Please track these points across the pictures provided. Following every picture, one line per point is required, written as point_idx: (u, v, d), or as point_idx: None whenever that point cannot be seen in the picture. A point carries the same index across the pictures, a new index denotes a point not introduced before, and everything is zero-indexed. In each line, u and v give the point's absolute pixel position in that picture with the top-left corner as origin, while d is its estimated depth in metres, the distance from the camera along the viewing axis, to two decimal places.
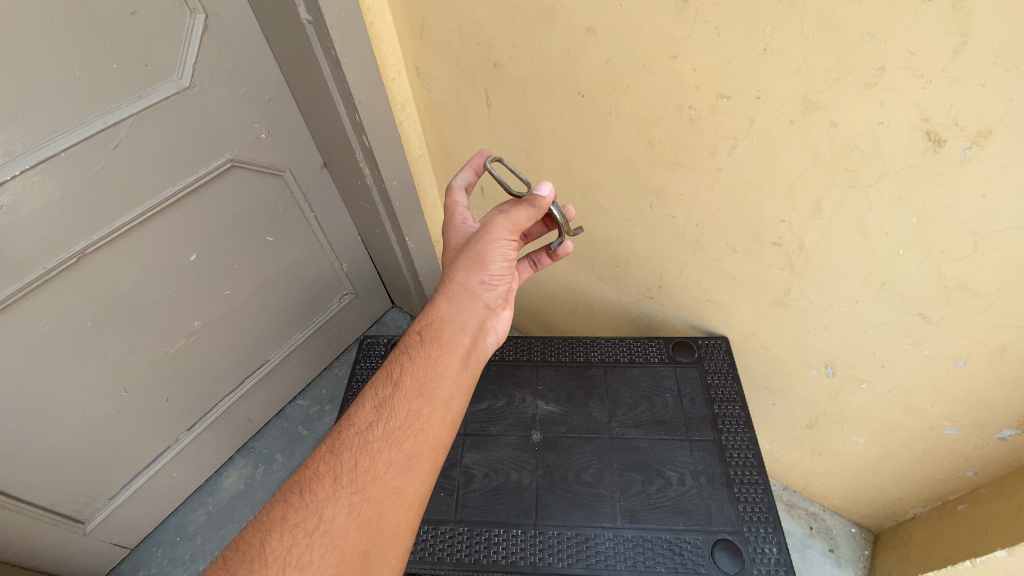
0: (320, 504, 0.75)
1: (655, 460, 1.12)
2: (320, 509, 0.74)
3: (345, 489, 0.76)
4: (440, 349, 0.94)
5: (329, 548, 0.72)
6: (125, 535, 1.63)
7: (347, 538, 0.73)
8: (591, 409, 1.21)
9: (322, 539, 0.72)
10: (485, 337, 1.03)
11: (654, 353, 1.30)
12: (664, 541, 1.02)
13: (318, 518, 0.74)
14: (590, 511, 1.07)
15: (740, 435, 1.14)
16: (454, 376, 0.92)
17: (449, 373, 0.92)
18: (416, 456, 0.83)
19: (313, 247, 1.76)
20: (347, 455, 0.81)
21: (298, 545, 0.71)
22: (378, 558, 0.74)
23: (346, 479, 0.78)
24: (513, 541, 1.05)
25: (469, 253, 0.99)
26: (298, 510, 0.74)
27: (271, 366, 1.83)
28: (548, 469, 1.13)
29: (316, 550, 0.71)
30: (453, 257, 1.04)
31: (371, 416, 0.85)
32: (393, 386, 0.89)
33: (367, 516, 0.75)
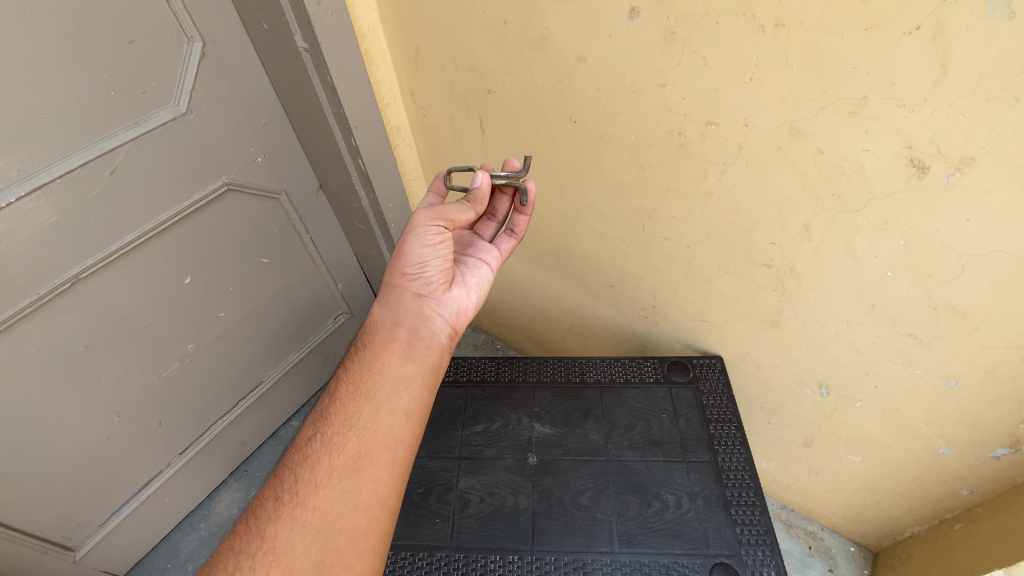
0: (265, 525, 0.76)
1: (652, 482, 1.12)
2: (264, 530, 0.76)
3: (286, 505, 0.78)
4: (376, 351, 0.95)
5: (274, 564, 0.72)
6: (114, 564, 1.59)
7: (293, 551, 0.74)
8: (588, 430, 1.21)
9: (267, 556, 0.73)
10: (430, 323, 1.01)
11: (650, 373, 1.30)
12: (662, 565, 1.02)
13: (262, 539, 0.75)
14: (587, 536, 1.06)
15: (738, 456, 1.14)
16: (394, 370, 0.92)
17: (387, 371, 0.92)
18: (358, 457, 0.83)
19: (308, 268, 1.76)
20: (288, 474, 0.82)
21: (244, 567, 0.72)
22: (336, 563, 0.74)
23: (288, 496, 0.79)
24: (510, 567, 1.04)
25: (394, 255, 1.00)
26: (245, 536, 0.76)
27: (266, 388, 1.82)
28: (544, 493, 1.13)
29: (262, 569, 0.72)
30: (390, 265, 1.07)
31: (310, 432, 0.87)
32: (331, 400, 0.91)
33: (313, 527, 0.76)
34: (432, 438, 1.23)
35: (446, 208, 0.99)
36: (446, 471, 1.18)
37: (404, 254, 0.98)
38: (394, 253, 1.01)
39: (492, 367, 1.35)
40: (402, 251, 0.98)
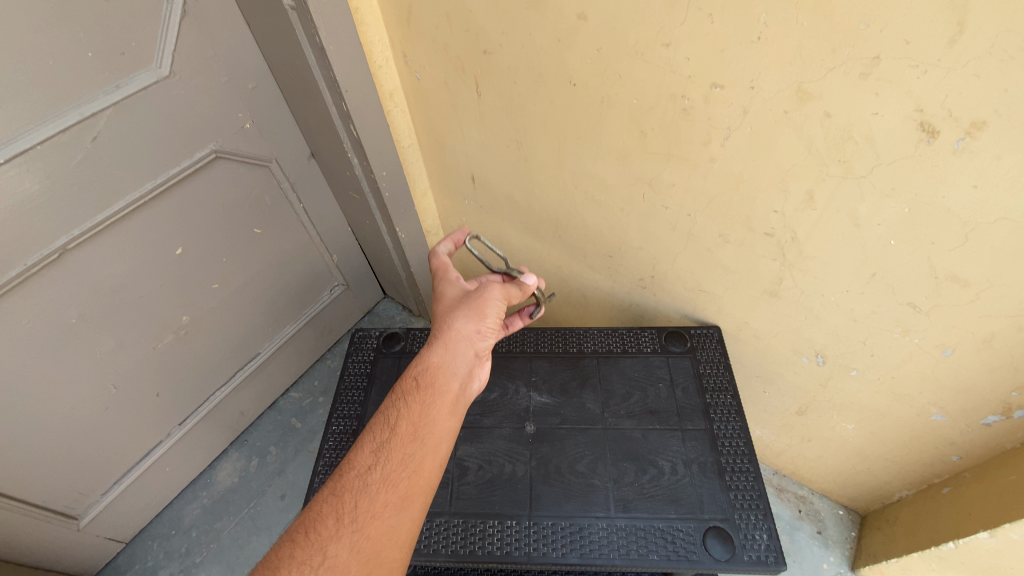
0: (323, 544, 0.72)
1: (648, 449, 1.13)
2: (324, 548, 0.72)
3: (347, 528, 0.74)
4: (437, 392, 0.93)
5: None
6: (118, 531, 1.62)
7: None
8: (585, 400, 1.21)
9: None
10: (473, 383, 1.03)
11: (647, 343, 1.29)
12: (657, 529, 1.03)
13: (320, 558, 0.71)
14: (583, 502, 1.08)
15: (733, 424, 1.15)
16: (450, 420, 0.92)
17: (445, 416, 0.91)
18: (414, 493, 0.81)
19: (302, 239, 1.73)
20: (348, 496, 0.78)
21: None
22: None
23: (347, 519, 0.76)
24: (508, 532, 1.06)
25: (469, 305, 1.01)
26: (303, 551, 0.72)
27: (263, 359, 1.82)
28: (542, 461, 1.14)
29: None
30: (449, 305, 1.03)
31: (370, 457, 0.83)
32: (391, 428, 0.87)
33: (368, 557, 0.73)
34: None
35: (512, 291, 1.07)
36: None
37: (478, 309, 1.01)
38: (468, 302, 1.01)
39: None
40: (478, 309, 1.00)
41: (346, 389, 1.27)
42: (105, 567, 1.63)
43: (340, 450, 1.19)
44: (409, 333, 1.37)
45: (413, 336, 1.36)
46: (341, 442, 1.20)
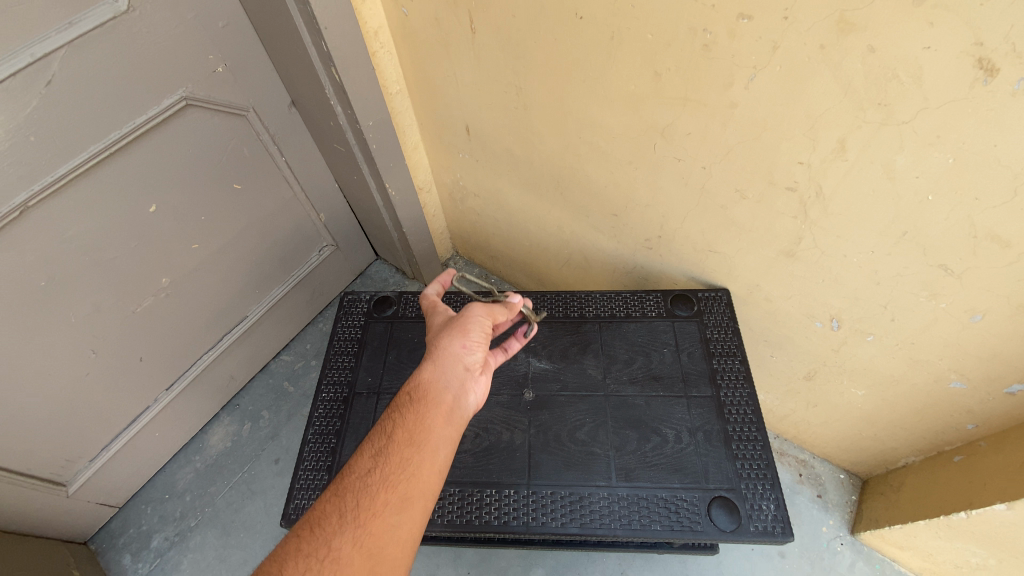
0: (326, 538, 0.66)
1: (652, 417, 1.07)
2: (327, 541, 0.65)
3: (349, 523, 0.68)
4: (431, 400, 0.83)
5: None
6: (110, 496, 1.60)
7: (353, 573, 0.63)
8: (586, 365, 1.14)
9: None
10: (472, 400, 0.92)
11: (652, 306, 1.21)
12: (660, 499, 0.99)
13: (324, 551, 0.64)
14: (584, 471, 1.03)
15: (742, 391, 1.08)
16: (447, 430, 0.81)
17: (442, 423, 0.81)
18: (416, 492, 0.73)
19: (285, 196, 1.63)
20: (348, 496, 0.70)
21: None
22: None
23: (349, 514, 0.68)
24: (507, 501, 1.02)
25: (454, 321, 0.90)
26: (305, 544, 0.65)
27: (251, 323, 1.75)
28: (541, 428, 1.08)
29: None
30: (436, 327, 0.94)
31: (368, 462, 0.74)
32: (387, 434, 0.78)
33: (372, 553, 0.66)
34: None
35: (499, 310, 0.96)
36: None
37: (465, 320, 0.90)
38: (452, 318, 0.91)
39: (486, 301, 1.26)
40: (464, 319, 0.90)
41: (335, 355, 1.19)
42: (100, 531, 1.62)
43: (330, 418, 1.12)
44: (401, 296, 1.27)
45: (406, 300, 1.27)
46: (331, 409, 1.12)
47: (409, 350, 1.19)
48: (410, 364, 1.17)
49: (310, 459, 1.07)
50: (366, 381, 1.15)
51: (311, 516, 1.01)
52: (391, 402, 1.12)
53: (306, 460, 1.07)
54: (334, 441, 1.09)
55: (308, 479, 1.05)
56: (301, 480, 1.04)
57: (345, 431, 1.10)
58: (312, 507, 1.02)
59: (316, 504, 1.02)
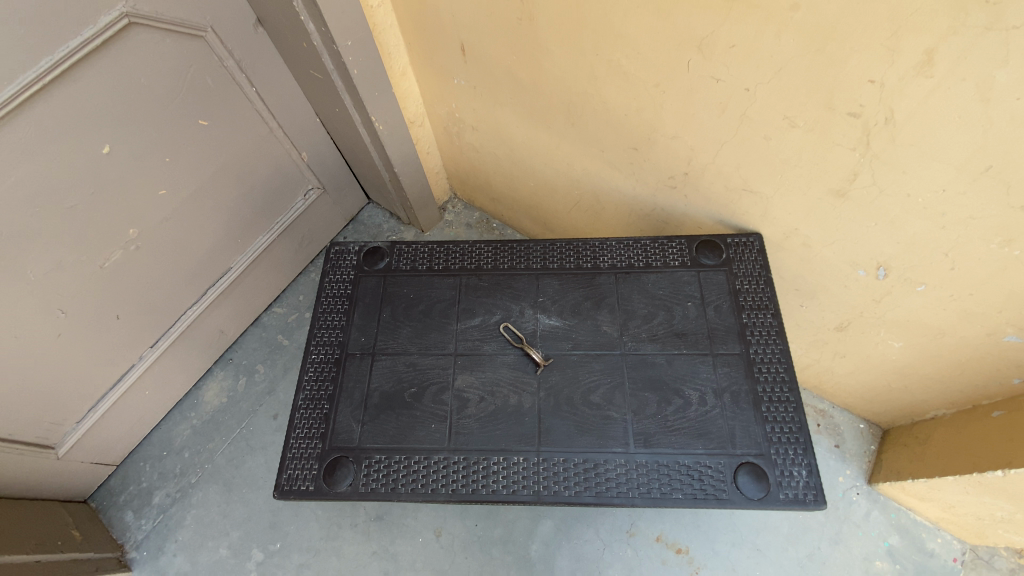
0: None
1: (673, 377, 0.97)
2: None
3: None
4: None
5: None
6: (106, 454, 1.56)
7: None
8: (600, 321, 1.03)
9: None
10: None
11: (674, 254, 1.08)
12: (682, 466, 0.90)
13: None
14: (599, 436, 0.93)
15: (773, 349, 0.98)
16: None
17: None
18: None
19: (260, 133, 1.45)
20: None
21: None
22: None
23: None
24: (515, 469, 0.92)
25: None
26: None
27: (236, 275, 1.62)
28: (551, 391, 0.97)
29: None
30: None
31: None
32: None
33: None
34: (424, 334, 1.04)
35: None
36: (441, 368, 1.01)
37: None
38: None
39: (489, 250, 1.12)
40: None
41: (324, 314, 1.08)
42: (100, 488, 1.60)
43: (320, 382, 1.01)
44: (393, 248, 1.14)
45: (399, 251, 1.13)
46: (320, 373, 1.02)
47: (404, 308, 1.07)
48: (406, 323, 1.06)
49: (301, 427, 0.97)
50: (359, 342, 1.04)
51: (305, 487, 0.93)
52: (386, 365, 1.02)
53: (297, 428, 0.97)
54: (326, 407, 0.99)
55: (300, 448, 0.96)
56: (293, 450, 0.96)
57: (338, 396, 0.99)
58: (306, 478, 0.94)
59: (309, 475, 0.94)
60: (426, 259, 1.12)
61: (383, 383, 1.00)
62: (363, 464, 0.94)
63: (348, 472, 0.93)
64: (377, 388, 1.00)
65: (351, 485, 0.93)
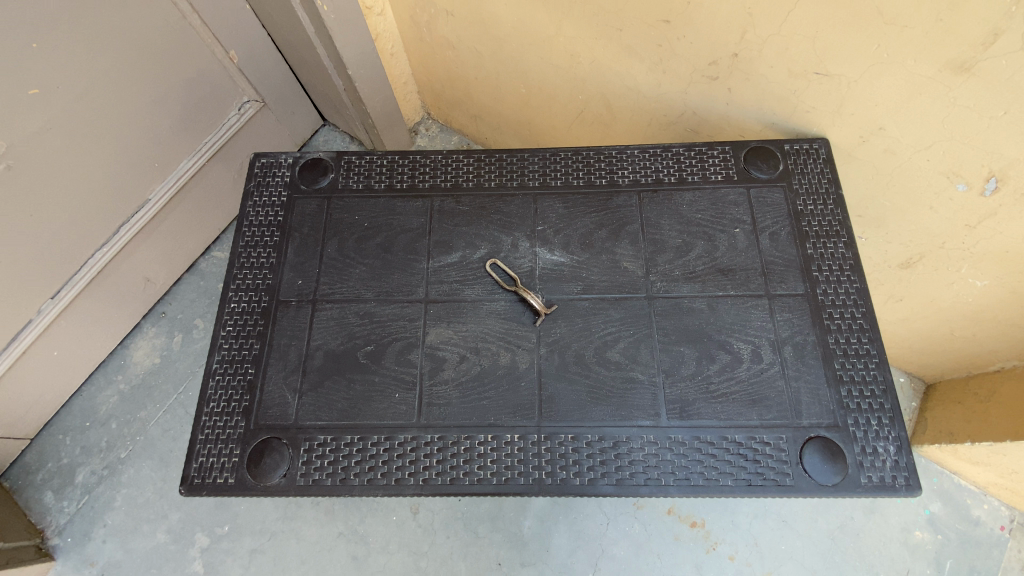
0: None
1: (719, 327, 0.72)
2: None
3: None
4: None
5: None
6: (12, 427, 1.28)
7: None
8: (620, 255, 0.76)
9: None
10: None
11: (715, 166, 0.81)
12: (733, 444, 0.67)
13: None
14: (621, 406, 0.68)
15: (849, 290, 0.74)
16: None
17: None
18: None
19: (167, 17, 1.10)
20: None
21: None
22: None
23: None
24: (508, 452, 0.67)
25: None
26: None
27: (155, 210, 1.29)
28: (554, 346, 0.72)
29: None
30: None
31: None
32: None
33: None
34: (384, 273, 0.76)
35: None
36: (406, 320, 0.74)
37: None
38: None
39: (469, 161, 0.83)
40: None
41: (247, 249, 0.80)
42: (12, 467, 1.33)
43: (242, 340, 0.74)
44: (341, 160, 0.84)
45: (348, 165, 0.84)
46: (243, 328, 0.75)
47: (355, 239, 0.79)
48: (359, 259, 0.78)
49: (217, 400, 0.71)
50: (294, 286, 0.77)
51: (223, 480, 0.68)
52: (331, 315, 0.75)
53: (210, 401, 0.71)
54: (251, 372, 0.73)
55: (216, 428, 0.70)
56: (205, 431, 0.70)
57: (266, 358, 0.73)
58: (224, 467, 0.69)
59: (229, 464, 0.69)
60: (385, 174, 0.83)
61: (328, 340, 0.73)
62: (301, 448, 0.69)
63: (281, 460, 0.68)
64: (319, 346, 0.73)
65: (285, 476, 0.68)
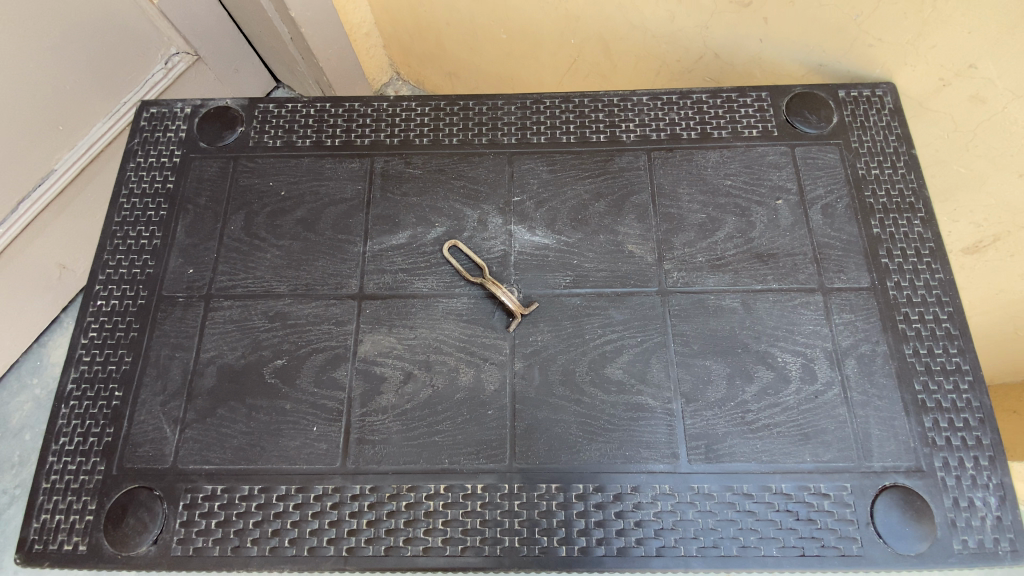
0: None
1: (758, 333, 0.53)
2: None
3: None
4: None
5: None
6: None
7: None
8: (624, 235, 0.57)
9: None
10: None
11: (751, 117, 0.61)
12: (779, 498, 0.48)
13: None
14: (624, 444, 0.50)
15: (929, 283, 0.55)
16: None
17: None
18: None
19: None
20: None
21: None
22: None
23: None
24: (468, 509, 0.48)
25: None
26: None
27: (56, 189, 0.83)
28: (533, 360, 0.52)
29: None
30: None
31: None
32: None
33: None
34: (303, 259, 0.56)
35: None
36: (331, 324, 0.54)
37: None
38: None
39: (424, 110, 0.62)
40: None
41: (124, 227, 0.59)
42: None
43: (108, 351, 0.54)
44: (254, 110, 0.64)
45: (263, 115, 0.63)
46: (109, 335, 0.55)
47: (267, 213, 0.59)
48: (271, 240, 0.57)
49: (70, 435, 0.52)
50: (183, 277, 0.57)
51: (72, 548, 0.49)
52: (230, 317, 0.55)
53: (60, 436, 0.52)
54: (117, 397, 0.53)
55: (65, 475, 0.51)
56: (51, 479, 0.51)
57: (139, 376, 0.53)
58: (73, 529, 0.50)
59: (81, 524, 0.50)
60: (312, 127, 0.62)
61: (223, 351, 0.54)
62: (180, 503, 0.50)
63: (150, 521, 0.49)
64: (213, 360, 0.53)
65: (156, 543, 0.49)
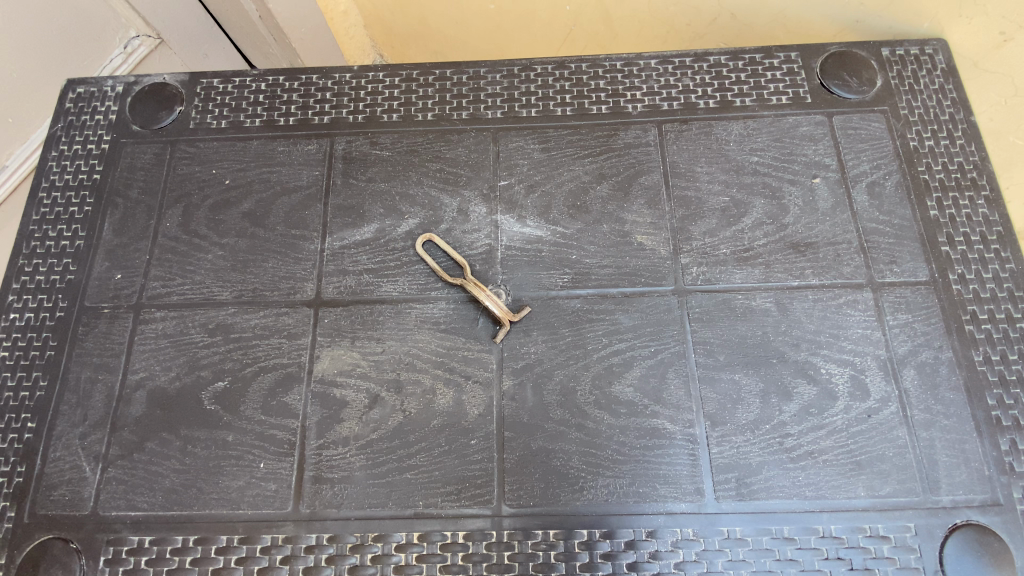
0: None
1: (796, 339, 0.44)
2: None
3: None
4: None
5: None
6: None
7: None
8: (631, 223, 0.47)
9: None
10: None
11: (782, 81, 0.52)
12: (828, 542, 0.39)
13: None
14: (638, 477, 0.41)
15: (999, 275, 0.45)
16: None
17: None
18: None
19: None
20: None
21: None
22: None
23: None
24: (448, 562, 0.40)
25: None
26: None
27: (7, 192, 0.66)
28: (525, 376, 0.43)
29: None
30: None
31: None
32: None
33: None
34: (250, 260, 0.48)
35: None
36: (283, 337, 0.45)
37: None
38: None
39: (393, 82, 0.53)
40: None
41: (43, 226, 0.50)
42: None
43: (20, 374, 0.45)
44: (196, 85, 0.54)
45: (206, 91, 0.54)
46: (22, 355, 0.46)
47: (209, 206, 0.50)
48: (214, 238, 0.49)
49: None
50: (110, 284, 0.48)
51: None
52: (164, 330, 0.46)
53: None
54: (31, 429, 0.44)
55: None
56: None
57: (56, 403, 0.45)
58: None
59: None
60: (263, 105, 0.53)
61: (156, 371, 0.45)
62: (101, 558, 0.41)
63: None
64: (144, 383, 0.45)
65: None
